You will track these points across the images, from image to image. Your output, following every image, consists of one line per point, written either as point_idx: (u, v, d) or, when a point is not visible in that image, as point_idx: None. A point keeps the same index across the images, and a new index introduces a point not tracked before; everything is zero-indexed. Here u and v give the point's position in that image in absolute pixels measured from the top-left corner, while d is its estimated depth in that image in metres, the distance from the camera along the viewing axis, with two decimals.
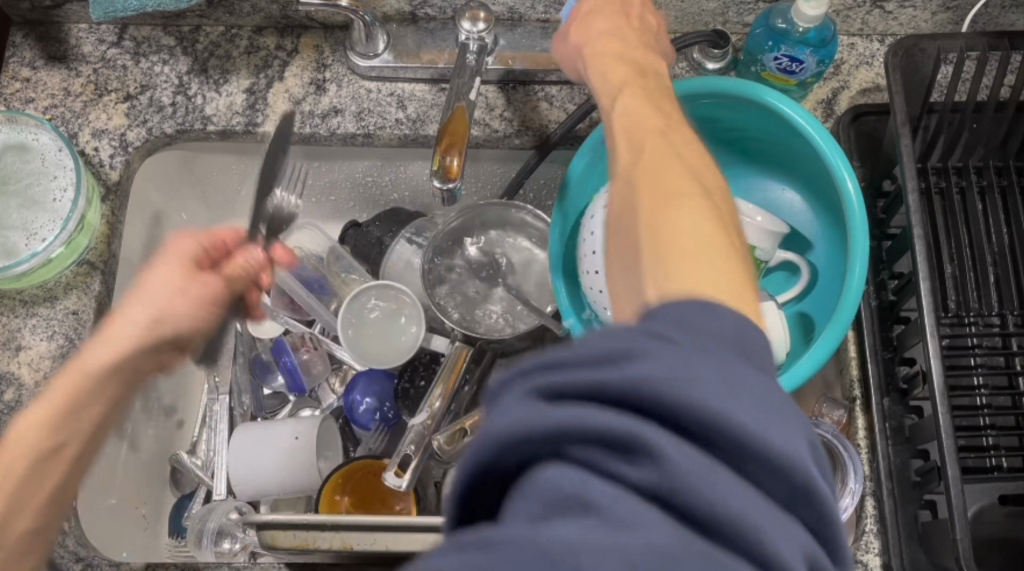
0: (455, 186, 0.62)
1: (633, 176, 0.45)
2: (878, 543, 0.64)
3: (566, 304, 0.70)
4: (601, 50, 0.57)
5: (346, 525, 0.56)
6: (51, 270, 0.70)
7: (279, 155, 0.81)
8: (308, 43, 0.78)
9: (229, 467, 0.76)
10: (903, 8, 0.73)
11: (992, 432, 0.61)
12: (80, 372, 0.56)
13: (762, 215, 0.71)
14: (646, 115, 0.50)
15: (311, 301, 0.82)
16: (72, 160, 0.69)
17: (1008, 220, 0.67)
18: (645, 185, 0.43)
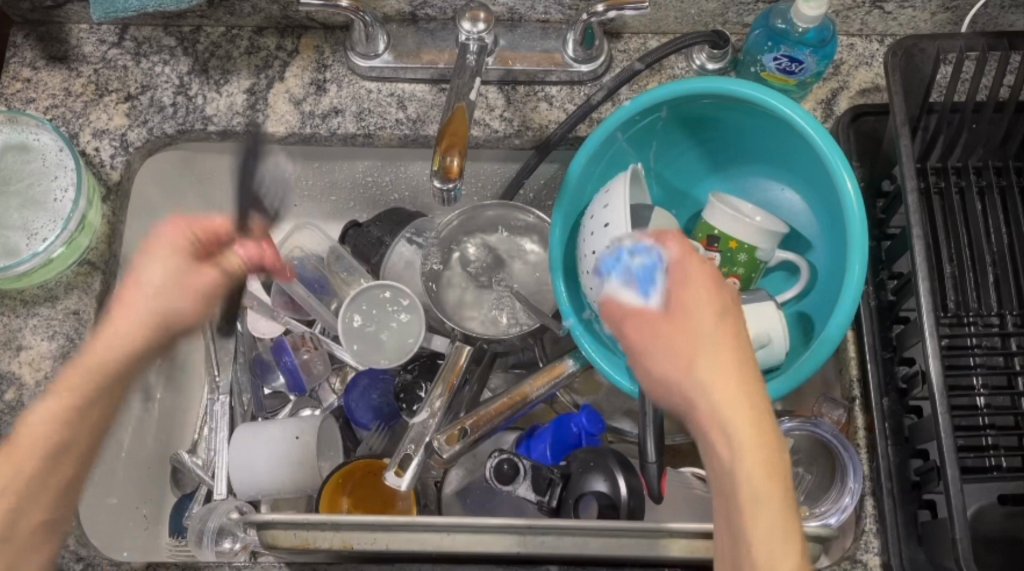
0: (455, 188, 0.62)
1: (730, 425, 0.43)
2: (878, 543, 0.64)
3: (567, 303, 0.70)
4: (682, 276, 0.49)
5: (346, 524, 0.56)
6: (52, 270, 0.70)
7: (279, 155, 0.81)
8: (308, 43, 0.78)
9: (230, 467, 0.76)
10: (903, 8, 0.73)
11: (991, 431, 0.61)
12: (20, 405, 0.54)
13: (760, 215, 0.71)
14: (722, 339, 0.45)
15: (310, 300, 0.83)
16: (72, 160, 0.69)
17: (1008, 220, 0.67)
18: (732, 502, 0.43)
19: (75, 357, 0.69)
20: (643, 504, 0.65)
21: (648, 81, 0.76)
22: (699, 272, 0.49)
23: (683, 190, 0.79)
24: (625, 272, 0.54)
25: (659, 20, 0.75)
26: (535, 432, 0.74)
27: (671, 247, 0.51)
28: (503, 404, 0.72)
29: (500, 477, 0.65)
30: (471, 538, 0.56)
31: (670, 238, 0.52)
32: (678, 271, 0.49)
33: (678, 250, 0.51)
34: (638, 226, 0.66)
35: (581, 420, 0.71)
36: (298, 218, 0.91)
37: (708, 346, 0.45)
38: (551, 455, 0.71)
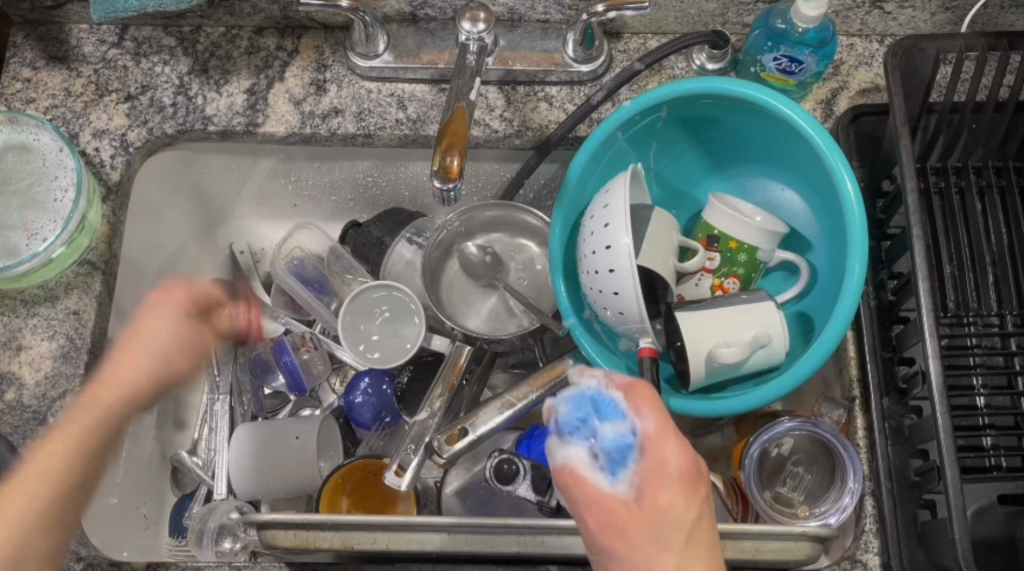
0: (455, 187, 0.62)
1: None
2: (878, 543, 0.64)
3: (567, 303, 0.70)
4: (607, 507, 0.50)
5: (346, 524, 0.56)
6: (52, 270, 0.70)
7: (279, 155, 0.81)
8: (308, 43, 0.78)
9: (230, 467, 0.76)
10: (903, 8, 0.73)
11: (991, 431, 0.61)
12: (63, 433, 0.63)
13: (761, 215, 0.71)
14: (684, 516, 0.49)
15: (310, 300, 0.84)
16: (72, 160, 0.69)
17: (1008, 221, 0.67)
18: None
19: (75, 357, 0.69)
20: None
21: (648, 81, 0.76)
22: (677, 462, 0.50)
23: (683, 190, 0.79)
24: (592, 443, 0.53)
25: (659, 20, 0.75)
26: (536, 432, 0.73)
27: (647, 419, 0.53)
28: (504, 404, 0.72)
29: (500, 477, 0.66)
30: (470, 538, 0.56)
31: (643, 398, 0.54)
32: (654, 462, 0.51)
33: (652, 423, 0.52)
34: (637, 226, 0.66)
35: None
36: (298, 217, 0.91)
37: (673, 537, 0.48)
38: (550, 455, 0.71)
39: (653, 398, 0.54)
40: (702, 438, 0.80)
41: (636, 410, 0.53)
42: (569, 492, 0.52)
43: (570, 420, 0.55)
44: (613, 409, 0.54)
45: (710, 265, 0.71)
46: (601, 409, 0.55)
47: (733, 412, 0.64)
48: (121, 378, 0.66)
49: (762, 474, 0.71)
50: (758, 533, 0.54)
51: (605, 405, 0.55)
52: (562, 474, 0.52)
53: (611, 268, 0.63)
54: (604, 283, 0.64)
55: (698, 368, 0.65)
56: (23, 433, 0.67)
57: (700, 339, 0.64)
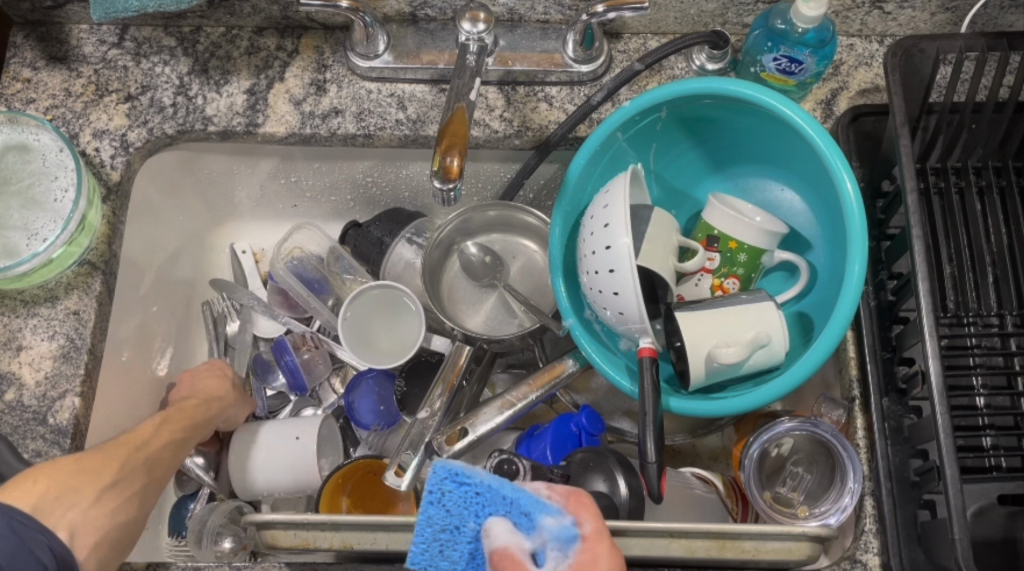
0: (455, 188, 0.62)
1: None
2: (878, 543, 0.64)
3: (566, 303, 0.70)
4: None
5: (345, 524, 0.56)
6: (52, 270, 0.70)
7: (279, 155, 0.81)
8: (308, 43, 0.78)
9: (229, 468, 0.76)
10: (903, 8, 0.73)
11: (991, 431, 0.61)
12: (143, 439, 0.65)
13: (761, 215, 0.71)
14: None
15: (309, 299, 0.84)
16: (72, 160, 0.70)
17: (1007, 221, 0.67)
18: None
19: (75, 357, 0.69)
20: (643, 504, 0.65)
21: (648, 81, 0.76)
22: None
23: (682, 191, 0.79)
24: (538, 543, 0.47)
25: (659, 20, 0.75)
26: (535, 432, 0.74)
27: (584, 521, 0.47)
28: (504, 404, 0.73)
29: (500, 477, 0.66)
30: None
31: (583, 505, 0.48)
32: (584, 563, 0.46)
33: (592, 526, 0.47)
34: (637, 226, 0.66)
35: (581, 420, 0.70)
36: (297, 218, 0.91)
37: None
38: (551, 456, 0.71)
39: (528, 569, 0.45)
40: (702, 439, 0.80)
41: (574, 515, 0.47)
42: None
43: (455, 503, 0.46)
44: (536, 501, 0.47)
45: (710, 265, 0.71)
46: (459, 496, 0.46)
47: (733, 412, 0.64)
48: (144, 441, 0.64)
49: (763, 475, 0.71)
50: (758, 534, 0.54)
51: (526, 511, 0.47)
52: (495, 555, 0.45)
53: (611, 268, 0.63)
54: (604, 283, 0.65)
55: (698, 368, 0.65)
56: (22, 432, 0.67)
57: (700, 340, 0.64)
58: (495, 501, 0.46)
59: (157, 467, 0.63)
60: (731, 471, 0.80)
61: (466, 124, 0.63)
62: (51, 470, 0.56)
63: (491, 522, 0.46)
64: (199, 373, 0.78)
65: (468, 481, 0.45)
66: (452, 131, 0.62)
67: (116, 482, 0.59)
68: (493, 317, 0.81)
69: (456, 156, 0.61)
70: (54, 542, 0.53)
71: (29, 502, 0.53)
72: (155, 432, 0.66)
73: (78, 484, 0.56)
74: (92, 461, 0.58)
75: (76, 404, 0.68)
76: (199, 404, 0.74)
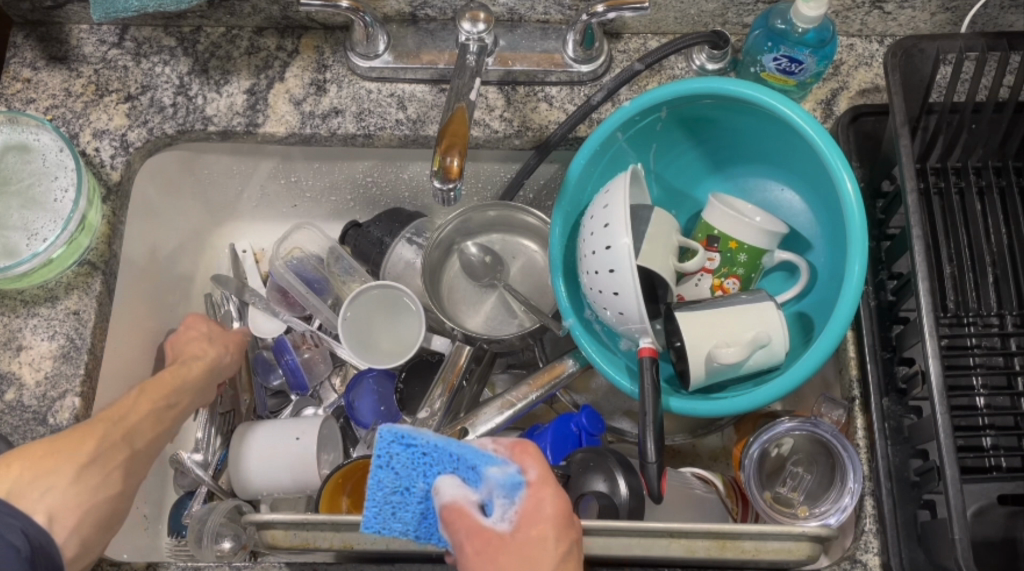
0: (455, 188, 0.62)
1: (526, 539, 0.47)
2: (878, 543, 0.64)
3: (566, 303, 0.70)
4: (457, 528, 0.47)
5: (346, 525, 0.56)
6: (52, 270, 0.70)
7: (279, 155, 0.81)
8: (308, 43, 0.78)
9: (229, 469, 0.76)
10: (903, 8, 0.73)
11: (991, 432, 0.61)
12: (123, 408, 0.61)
13: (761, 215, 0.71)
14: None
15: (308, 297, 0.83)
16: (72, 160, 0.69)
17: (1008, 221, 0.67)
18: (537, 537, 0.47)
19: (75, 357, 0.69)
20: (643, 504, 0.65)
21: (648, 81, 0.76)
22: (552, 519, 0.48)
23: (682, 191, 0.79)
24: (484, 493, 0.48)
25: (659, 20, 0.75)
26: (535, 432, 0.74)
27: (529, 468, 0.49)
28: (504, 404, 0.73)
29: None
30: None
31: (527, 454, 0.50)
32: (529, 508, 0.48)
33: (536, 475, 0.49)
34: (637, 226, 0.66)
35: (581, 420, 0.70)
36: (297, 218, 0.91)
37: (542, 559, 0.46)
38: (551, 456, 0.72)
39: (474, 519, 0.47)
40: (702, 439, 0.80)
41: (518, 463, 0.50)
42: (450, 526, 0.48)
43: (398, 463, 0.47)
44: (478, 454, 0.49)
45: (710, 266, 0.71)
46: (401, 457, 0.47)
47: (733, 412, 0.65)
48: (125, 411, 0.61)
49: (763, 475, 0.71)
50: (757, 534, 0.54)
51: (468, 465, 0.48)
52: (442, 510, 0.47)
53: (611, 268, 0.63)
54: (604, 283, 0.65)
55: (698, 368, 0.65)
56: (22, 432, 0.67)
57: (700, 340, 0.64)
58: (442, 459, 0.48)
59: (138, 441, 0.60)
60: (731, 471, 0.80)
61: (466, 124, 0.63)
62: (26, 453, 0.55)
63: (440, 480, 0.48)
64: (179, 337, 0.74)
65: (414, 442, 0.47)
66: (453, 132, 0.62)
67: (93, 461, 0.56)
68: (494, 317, 0.81)
69: (457, 158, 0.61)
70: (29, 526, 0.52)
71: (3, 487, 0.53)
72: (134, 404, 0.62)
73: (53, 465, 0.54)
74: (65, 442, 0.56)
75: (76, 403, 0.68)
76: (180, 367, 0.69)
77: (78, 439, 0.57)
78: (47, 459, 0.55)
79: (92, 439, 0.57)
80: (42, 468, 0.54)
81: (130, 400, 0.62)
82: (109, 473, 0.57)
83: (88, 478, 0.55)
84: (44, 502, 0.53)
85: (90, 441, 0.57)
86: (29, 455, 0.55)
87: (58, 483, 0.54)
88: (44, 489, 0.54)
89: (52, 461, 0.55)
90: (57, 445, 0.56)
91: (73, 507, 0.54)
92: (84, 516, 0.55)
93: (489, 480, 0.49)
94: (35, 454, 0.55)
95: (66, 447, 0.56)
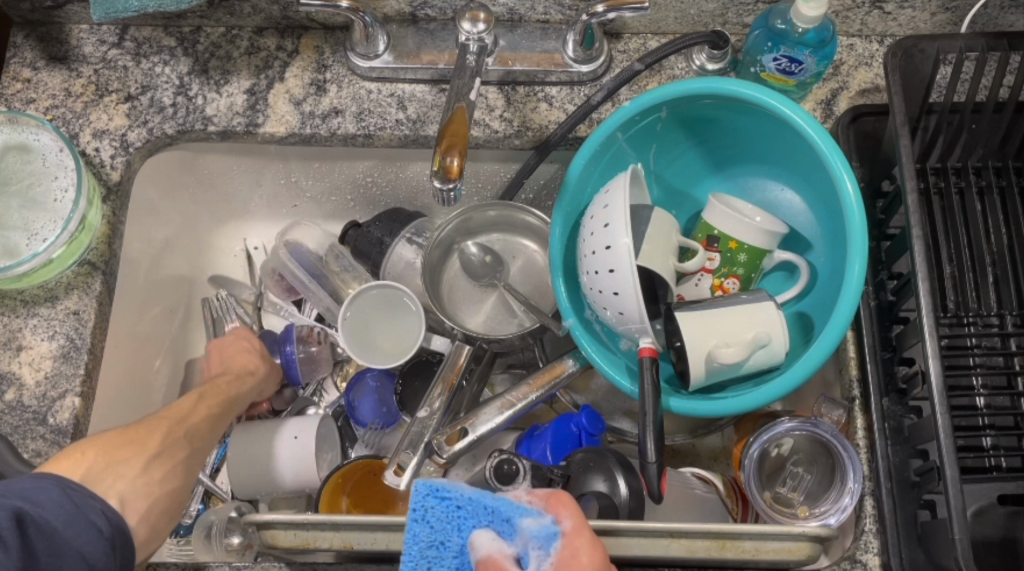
0: (455, 188, 0.62)
1: None
2: (878, 543, 0.63)
3: (567, 303, 0.70)
4: None
5: (346, 525, 0.56)
6: (52, 270, 0.70)
7: (279, 156, 0.81)
8: (308, 43, 0.78)
9: (228, 469, 0.75)
10: (903, 8, 0.73)
11: (990, 432, 0.61)
12: (180, 408, 0.64)
13: (761, 215, 0.71)
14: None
15: (312, 288, 0.86)
16: (72, 160, 0.70)
17: (1008, 221, 0.67)
18: None
19: (75, 357, 0.69)
20: (643, 504, 0.65)
21: (648, 81, 0.76)
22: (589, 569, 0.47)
23: (682, 191, 0.79)
24: (520, 546, 0.47)
25: (659, 20, 0.75)
26: (536, 432, 0.74)
27: (563, 519, 0.49)
28: (505, 404, 0.73)
29: (500, 477, 0.65)
30: None
31: (562, 503, 0.49)
32: (565, 556, 0.48)
33: (570, 524, 0.49)
34: (637, 226, 0.66)
35: (581, 420, 0.70)
36: (297, 218, 0.91)
37: None
38: (551, 456, 0.72)
39: None
40: (702, 438, 0.80)
41: (553, 513, 0.49)
42: None
43: (435, 517, 0.46)
44: (512, 506, 0.48)
45: (710, 265, 0.71)
46: (437, 508, 0.46)
47: (732, 413, 0.64)
48: (181, 412, 0.63)
49: (763, 475, 0.71)
50: (757, 534, 0.54)
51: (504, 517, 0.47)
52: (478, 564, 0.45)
53: (611, 268, 0.63)
54: (604, 283, 0.65)
55: (698, 368, 0.65)
56: (22, 432, 0.67)
57: (699, 340, 0.64)
58: (478, 513, 0.47)
59: (196, 440, 0.62)
60: (731, 471, 0.80)
61: (465, 125, 0.63)
62: (92, 440, 0.56)
63: (476, 534, 0.46)
64: (227, 346, 0.77)
65: (450, 495, 0.46)
66: (451, 133, 0.62)
67: (160, 453, 0.58)
68: (494, 316, 0.81)
69: (457, 159, 0.61)
70: (107, 509, 0.52)
71: (77, 474, 0.54)
72: (192, 406, 0.65)
73: (122, 454, 0.56)
74: (132, 434, 0.58)
75: (76, 403, 0.68)
76: (232, 377, 0.73)
77: (146, 433, 0.59)
78: (115, 450, 0.56)
79: (158, 435, 0.59)
80: (109, 455, 0.56)
81: (187, 403, 0.65)
82: (175, 465, 0.59)
83: (156, 468, 0.57)
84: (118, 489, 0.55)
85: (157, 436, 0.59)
86: (95, 444, 0.56)
87: (126, 471, 0.56)
88: (113, 478, 0.55)
89: (120, 453, 0.56)
90: (121, 436, 0.57)
91: (141, 495, 0.55)
92: (156, 509, 0.56)
93: (523, 533, 0.48)
94: (103, 442, 0.56)
95: (132, 439, 0.58)
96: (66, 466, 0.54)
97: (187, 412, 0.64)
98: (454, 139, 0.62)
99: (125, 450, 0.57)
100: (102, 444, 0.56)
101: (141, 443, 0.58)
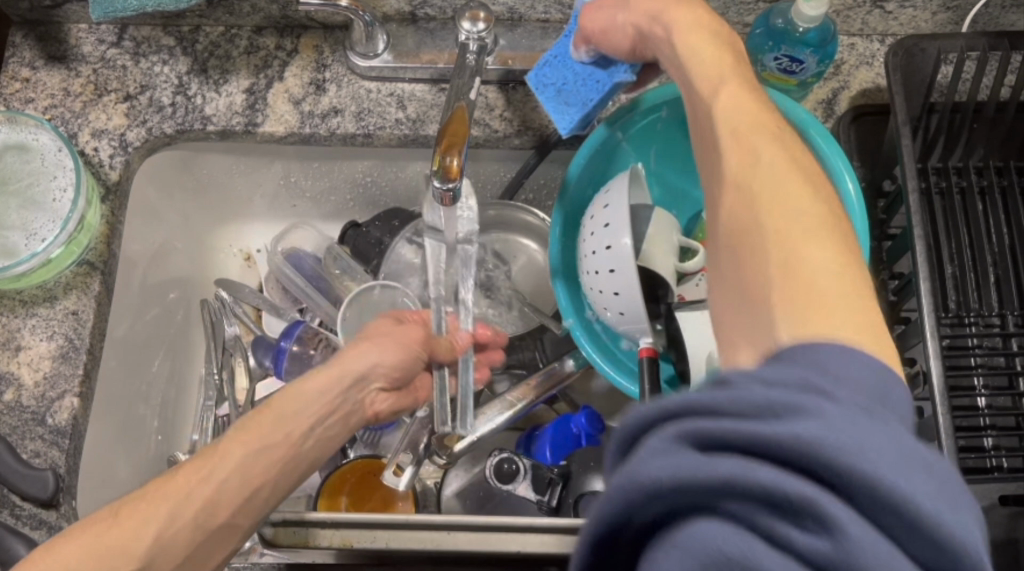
0: (456, 188, 0.61)
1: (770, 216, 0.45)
2: None
3: (566, 303, 0.70)
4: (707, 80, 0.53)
5: (345, 523, 0.59)
6: (51, 270, 0.70)
7: (279, 155, 0.81)
8: (308, 43, 0.78)
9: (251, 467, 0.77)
10: (903, 7, 0.73)
11: (992, 432, 0.61)
12: (299, 394, 0.59)
13: None
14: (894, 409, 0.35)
15: (309, 292, 0.85)
16: (71, 160, 0.69)
17: (1009, 221, 0.67)
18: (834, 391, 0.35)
19: (74, 357, 0.69)
20: None
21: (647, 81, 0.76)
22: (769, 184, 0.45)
23: (683, 189, 0.77)
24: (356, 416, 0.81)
25: None
26: (536, 432, 0.74)
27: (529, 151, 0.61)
28: (505, 404, 0.73)
29: (499, 476, 0.67)
30: (470, 537, 0.59)
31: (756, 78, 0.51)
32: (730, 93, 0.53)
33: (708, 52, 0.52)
34: (637, 227, 0.66)
35: (581, 420, 0.69)
36: (297, 218, 0.91)
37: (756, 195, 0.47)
38: (551, 457, 0.71)
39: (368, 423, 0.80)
40: None
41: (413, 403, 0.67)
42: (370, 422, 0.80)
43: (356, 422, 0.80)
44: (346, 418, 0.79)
45: None
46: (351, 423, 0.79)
47: None
48: (295, 399, 0.59)
49: None
50: None
51: None
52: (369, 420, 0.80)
53: (611, 268, 0.63)
54: (604, 283, 0.64)
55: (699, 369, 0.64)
56: (21, 433, 0.67)
57: (700, 341, 0.64)
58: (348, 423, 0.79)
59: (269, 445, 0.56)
60: None
61: (465, 126, 0.63)
62: (240, 424, 0.57)
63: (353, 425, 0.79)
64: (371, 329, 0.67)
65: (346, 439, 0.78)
66: (450, 133, 0.61)
67: (258, 464, 0.55)
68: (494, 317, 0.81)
69: (457, 159, 0.61)
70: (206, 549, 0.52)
71: (196, 498, 0.52)
72: (308, 395, 0.60)
73: (261, 460, 0.56)
74: (248, 431, 0.56)
75: (75, 403, 0.68)
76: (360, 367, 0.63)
77: (264, 448, 0.56)
78: (264, 451, 0.56)
79: (258, 443, 0.56)
80: (205, 475, 0.53)
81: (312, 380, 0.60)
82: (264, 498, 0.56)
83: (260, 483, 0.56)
84: (224, 505, 0.53)
85: (295, 442, 0.58)
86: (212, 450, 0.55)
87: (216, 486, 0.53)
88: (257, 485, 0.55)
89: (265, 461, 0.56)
90: (245, 449, 0.55)
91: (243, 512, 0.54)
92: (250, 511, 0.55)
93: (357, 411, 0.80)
94: (266, 447, 0.56)
95: (267, 441, 0.56)
96: (199, 483, 0.52)
97: (310, 391, 0.60)
98: (455, 137, 0.61)
99: (254, 462, 0.55)
100: (243, 430, 0.56)
101: (267, 450, 0.56)
